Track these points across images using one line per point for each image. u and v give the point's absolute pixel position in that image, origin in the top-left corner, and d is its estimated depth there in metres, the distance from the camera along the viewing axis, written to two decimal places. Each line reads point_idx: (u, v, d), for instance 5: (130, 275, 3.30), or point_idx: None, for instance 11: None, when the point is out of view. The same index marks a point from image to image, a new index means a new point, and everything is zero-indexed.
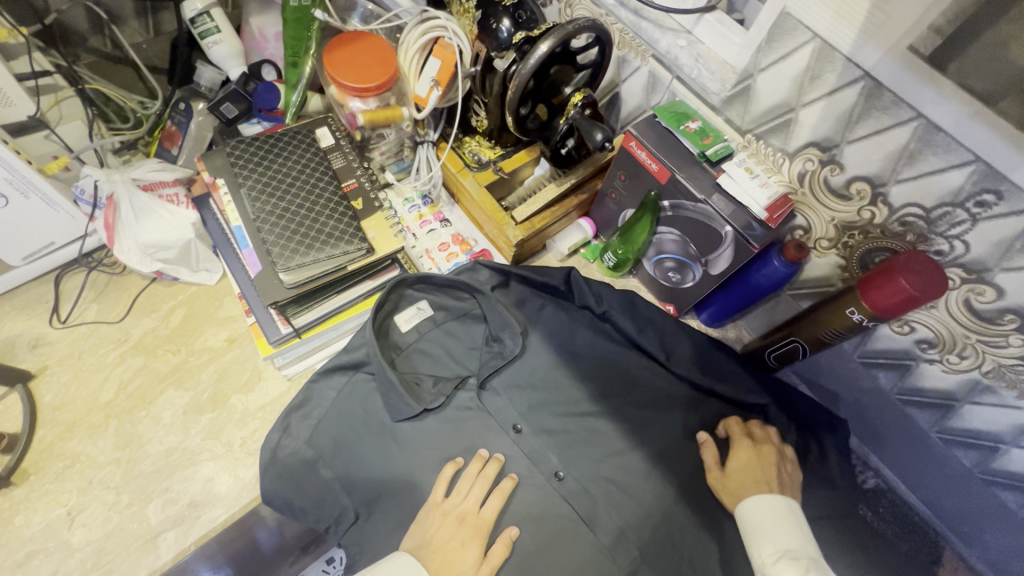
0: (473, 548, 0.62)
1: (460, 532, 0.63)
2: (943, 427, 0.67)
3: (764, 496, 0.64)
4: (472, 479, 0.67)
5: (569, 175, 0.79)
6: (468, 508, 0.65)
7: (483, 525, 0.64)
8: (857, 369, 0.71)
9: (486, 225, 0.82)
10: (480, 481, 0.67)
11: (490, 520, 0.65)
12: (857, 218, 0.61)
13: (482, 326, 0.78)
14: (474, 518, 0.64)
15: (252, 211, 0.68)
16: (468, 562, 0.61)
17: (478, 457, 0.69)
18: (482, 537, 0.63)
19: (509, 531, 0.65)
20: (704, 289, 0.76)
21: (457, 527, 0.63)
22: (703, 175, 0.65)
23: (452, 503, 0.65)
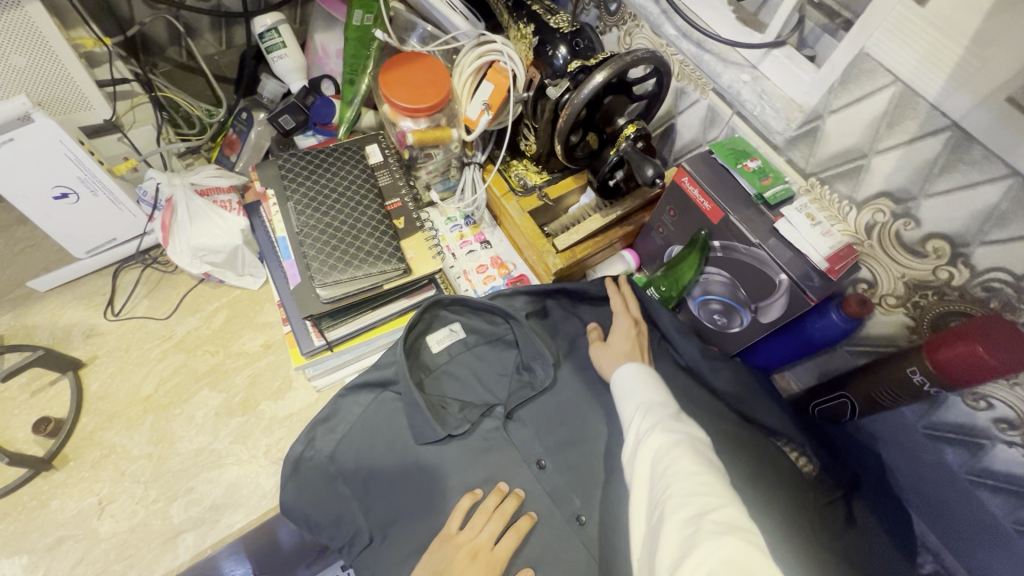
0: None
1: (472, 570, 0.60)
2: (1020, 518, 0.59)
3: (634, 368, 0.65)
4: (490, 512, 0.65)
5: (615, 206, 0.77)
6: (482, 543, 0.62)
7: (496, 564, 0.62)
8: (922, 442, 0.65)
9: (526, 250, 0.80)
10: (497, 516, 0.65)
11: (503, 558, 0.62)
12: (931, 277, 0.55)
13: (514, 352, 0.77)
14: (487, 555, 0.62)
15: (297, 224, 0.69)
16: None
17: (497, 491, 0.67)
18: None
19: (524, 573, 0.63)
20: (751, 335, 0.71)
21: (468, 563, 0.61)
22: (759, 218, 0.62)
23: (467, 536, 0.63)
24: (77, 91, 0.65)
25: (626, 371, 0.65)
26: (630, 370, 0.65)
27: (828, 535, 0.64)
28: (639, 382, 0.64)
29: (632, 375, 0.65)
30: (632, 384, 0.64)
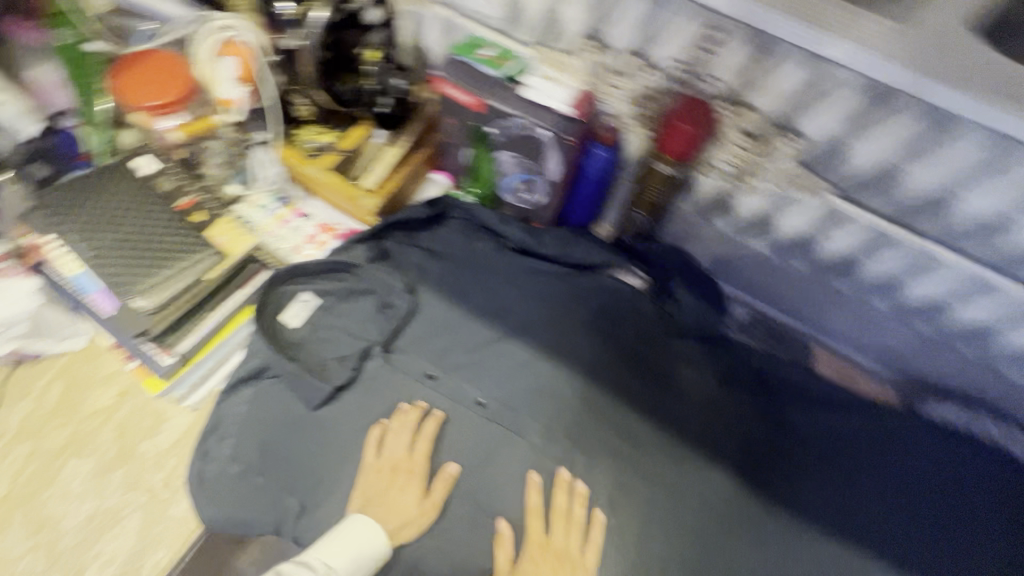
0: (411, 489, 0.68)
1: (397, 480, 0.68)
2: (774, 243, 0.76)
3: None
4: (405, 426, 0.72)
5: (403, 135, 0.84)
6: (400, 457, 0.70)
7: (416, 468, 0.70)
8: (699, 222, 0.81)
9: (343, 204, 0.84)
10: (407, 429, 0.72)
11: (422, 461, 0.70)
12: (641, 88, 0.68)
13: (370, 298, 0.81)
14: (406, 464, 0.69)
15: (89, 251, 0.67)
16: (410, 500, 0.68)
17: (401, 410, 0.73)
18: (418, 477, 0.69)
19: (449, 469, 0.71)
20: (554, 197, 0.82)
21: (393, 475, 0.69)
22: (508, 93, 0.71)
23: (387, 453, 0.70)
24: None
25: None
26: None
27: (659, 323, 0.82)
28: None
29: None
30: None
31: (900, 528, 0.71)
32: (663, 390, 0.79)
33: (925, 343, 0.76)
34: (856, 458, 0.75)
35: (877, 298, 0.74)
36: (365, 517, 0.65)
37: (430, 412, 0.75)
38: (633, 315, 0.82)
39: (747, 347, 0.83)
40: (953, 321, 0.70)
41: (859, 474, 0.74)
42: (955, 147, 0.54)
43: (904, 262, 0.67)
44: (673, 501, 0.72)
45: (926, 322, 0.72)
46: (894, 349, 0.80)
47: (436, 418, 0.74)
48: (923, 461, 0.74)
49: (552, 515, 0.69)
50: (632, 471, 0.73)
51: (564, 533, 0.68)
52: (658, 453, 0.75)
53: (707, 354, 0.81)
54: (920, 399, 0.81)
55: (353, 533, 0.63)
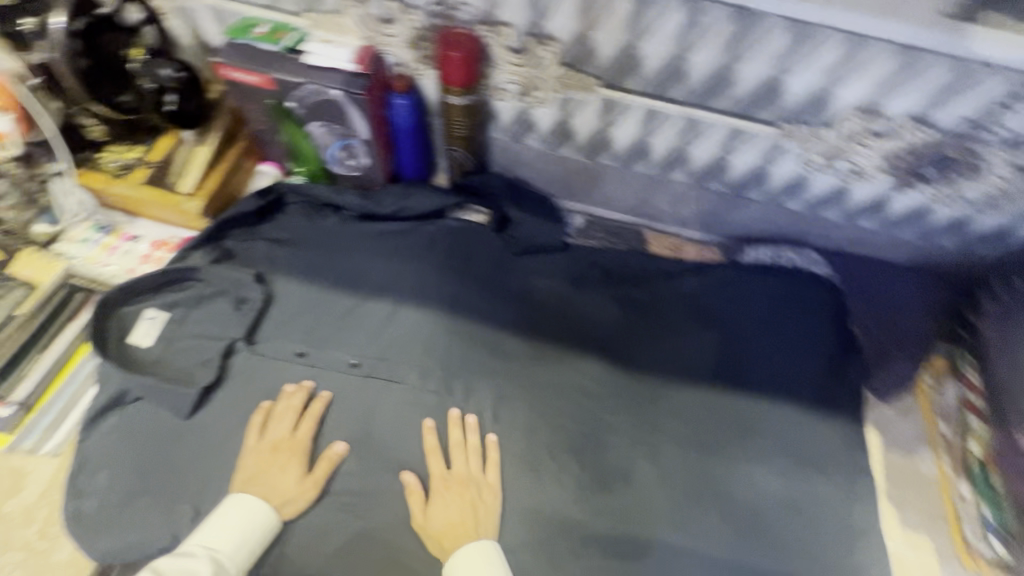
0: (293, 468, 0.70)
1: (278, 458, 0.70)
2: (579, 148, 0.84)
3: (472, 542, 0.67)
4: (288, 408, 0.74)
5: (211, 132, 0.83)
6: (281, 437, 0.72)
7: (297, 448, 0.71)
8: (515, 146, 0.88)
9: (169, 215, 0.83)
10: (289, 411, 0.74)
11: (304, 439, 0.72)
12: (412, 30, 0.73)
13: (221, 299, 0.80)
14: (286, 443, 0.71)
15: None
16: (292, 479, 0.69)
17: (283, 393, 0.75)
18: (299, 455, 0.71)
19: (336, 449, 0.72)
20: (376, 156, 0.85)
21: (274, 454, 0.71)
22: (290, 64, 0.73)
23: (269, 436, 0.72)
24: None
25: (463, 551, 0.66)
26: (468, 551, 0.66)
27: (507, 247, 0.88)
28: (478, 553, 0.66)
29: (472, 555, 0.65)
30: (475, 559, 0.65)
31: (729, 363, 0.83)
32: (523, 304, 0.86)
33: (724, 200, 0.87)
34: (687, 317, 0.86)
35: (675, 172, 0.84)
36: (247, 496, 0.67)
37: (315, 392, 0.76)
38: (481, 246, 0.88)
39: (590, 247, 0.91)
40: (734, 173, 0.81)
41: (690, 329, 0.86)
42: (665, 19, 0.63)
43: (677, 131, 0.77)
44: (549, 396, 0.79)
45: (717, 181, 0.84)
46: (707, 215, 0.91)
47: (319, 400, 0.75)
48: (737, 303, 0.87)
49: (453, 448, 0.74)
50: (508, 381, 0.79)
51: (465, 462, 0.73)
52: (529, 358, 0.82)
53: (553, 263, 0.88)
54: (740, 250, 0.92)
55: (236, 509, 0.66)
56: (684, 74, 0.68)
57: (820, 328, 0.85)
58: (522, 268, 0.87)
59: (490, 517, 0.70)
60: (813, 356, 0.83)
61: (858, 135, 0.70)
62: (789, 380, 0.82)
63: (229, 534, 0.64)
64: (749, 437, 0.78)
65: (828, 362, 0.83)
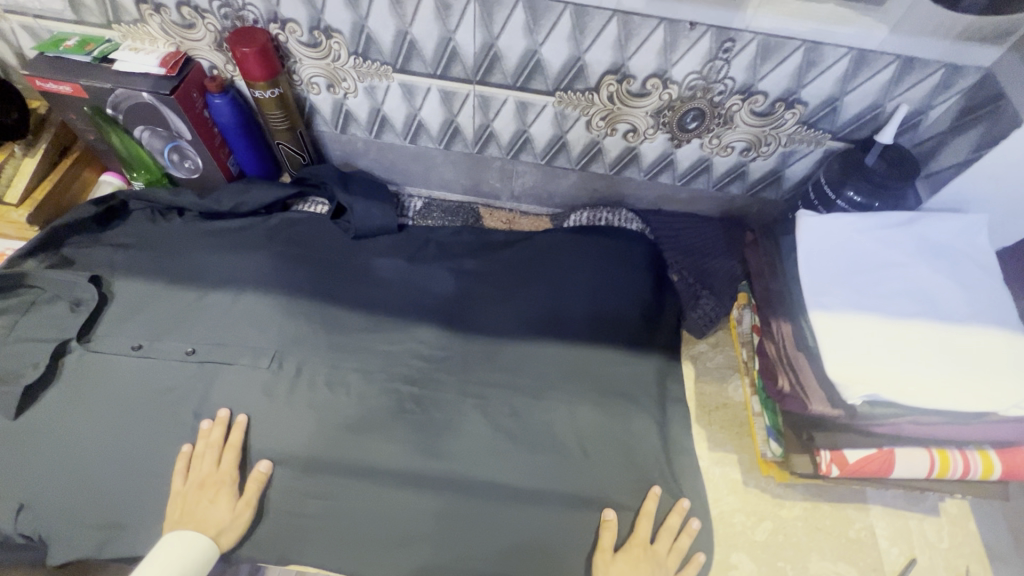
0: (224, 499, 0.70)
1: (205, 493, 0.70)
2: (401, 133, 0.91)
3: None
4: (209, 445, 0.74)
5: (38, 144, 0.87)
6: (206, 473, 0.71)
7: (225, 479, 0.71)
8: (344, 137, 0.94)
9: (1, 226, 0.86)
10: (214, 445, 0.74)
11: (231, 471, 0.72)
12: (214, 34, 0.79)
13: (56, 302, 0.83)
14: (214, 477, 0.71)
15: None
16: (222, 510, 0.69)
17: (206, 430, 0.75)
18: (228, 485, 0.71)
19: (261, 467, 0.74)
20: (207, 156, 0.89)
21: (201, 491, 0.70)
22: (99, 71, 0.78)
23: (192, 476, 0.71)
24: None
25: None
26: None
27: (343, 232, 0.93)
28: None
29: None
30: None
31: (557, 316, 0.89)
32: (362, 283, 0.90)
33: (543, 172, 0.95)
34: (519, 278, 0.92)
35: (490, 148, 0.92)
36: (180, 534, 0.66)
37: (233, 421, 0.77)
38: (320, 234, 0.93)
39: (428, 226, 0.98)
40: (539, 144, 0.89)
41: (521, 288, 0.92)
42: (420, 5, 0.70)
43: (474, 108, 0.84)
44: (384, 364, 0.84)
45: (527, 153, 0.91)
46: (534, 187, 0.99)
47: (238, 426, 0.76)
48: (564, 262, 0.93)
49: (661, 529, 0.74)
50: (344, 354, 0.84)
51: (667, 545, 0.73)
52: (367, 332, 0.87)
53: (390, 243, 0.94)
54: (566, 216, 1.01)
55: (175, 552, 0.64)
56: (456, 54, 0.76)
57: (639, 277, 0.92)
58: (362, 250, 0.93)
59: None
60: (633, 302, 0.90)
61: (620, 97, 0.79)
62: (612, 324, 0.88)
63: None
64: (573, 380, 0.84)
65: (647, 306, 0.90)
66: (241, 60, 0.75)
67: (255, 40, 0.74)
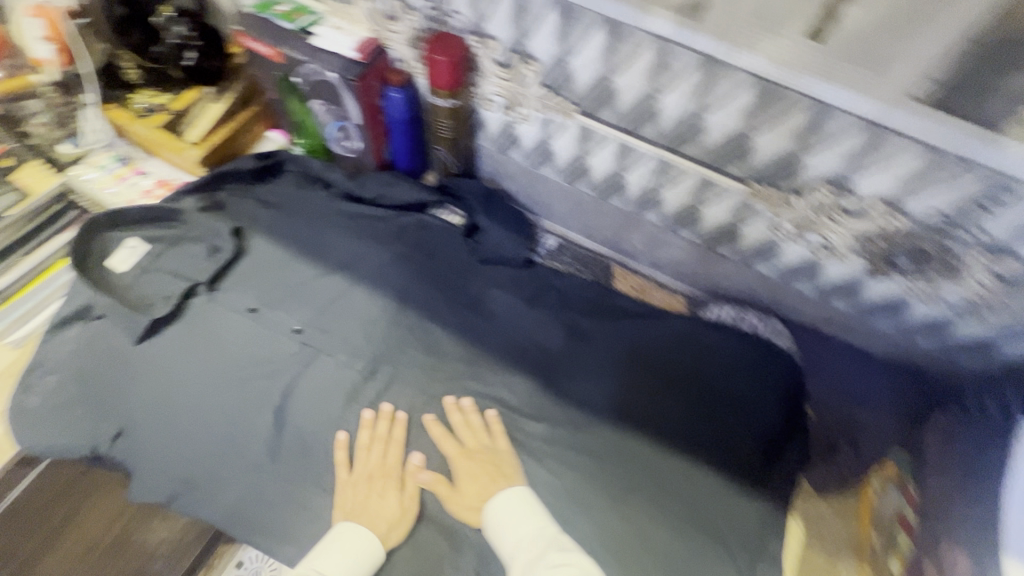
0: (391, 493, 0.71)
1: (375, 486, 0.71)
2: (560, 171, 0.85)
3: (501, 506, 0.70)
4: (376, 437, 0.75)
5: (226, 91, 0.92)
6: (374, 465, 0.73)
7: (391, 474, 0.73)
8: (500, 158, 0.90)
9: (174, 158, 0.91)
10: (377, 440, 0.75)
11: (394, 465, 0.73)
12: (413, 30, 0.77)
13: (198, 244, 0.86)
14: (381, 471, 0.73)
15: None
16: (391, 504, 0.70)
17: (366, 423, 0.75)
18: (393, 479, 0.72)
19: (415, 459, 0.74)
20: (368, 141, 0.89)
21: (370, 482, 0.72)
22: (300, 42, 0.79)
23: (361, 466, 0.73)
24: None
25: (494, 510, 0.69)
26: (502, 505, 0.69)
27: (470, 253, 0.90)
28: (518, 513, 0.69)
29: (508, 518, 0.68)
30: (516, 520, 0.68)
31: (666, 417, 0.79)
32: (473, 312, 0.86)
33: (698, 252, 0.85)
34: (637, 361, 0.83)
35: (648, 212, 0.83)
36: (355, 526, 0.67)
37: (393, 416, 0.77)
38: (448, 248, 0.90)
39: (554, 271, 0.91)
40: (706, 226, 0.79)
41: (635, 373, 0.82)
42: (635, 56, 0.63)
43: (650, 171, 0.76)
44: (471, 405, 0.80)
45: (688, 230, 0.82)
46: (680, 263, 0.89)
47: (400, 422, 0.76)
48: (692, 358, 0.82)
49: (459, 430, 0.77)
50: (436, 381, 0.81)
51: (469, 437, 0.76)
52: (464, 365, 0.83)
53: (512, 278, 0.89)
54: (707, 303, 0.90)
55: (340, 546, 0.66)
56: (653, 114, 0.68)
57: (773, 404, 0.79)
58: (483, 277, 0.89)
59: (501, 475, 0.74)
60: (757, 432, 0.77)
61: (826, 209, 0.66)
62: (725, 448, 0.77)
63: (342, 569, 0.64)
64: (663, 497, 0.74)
65: (770, 441, 0.77)
66: (433, 63, 0.72)
67: (455, 49, 0.72)
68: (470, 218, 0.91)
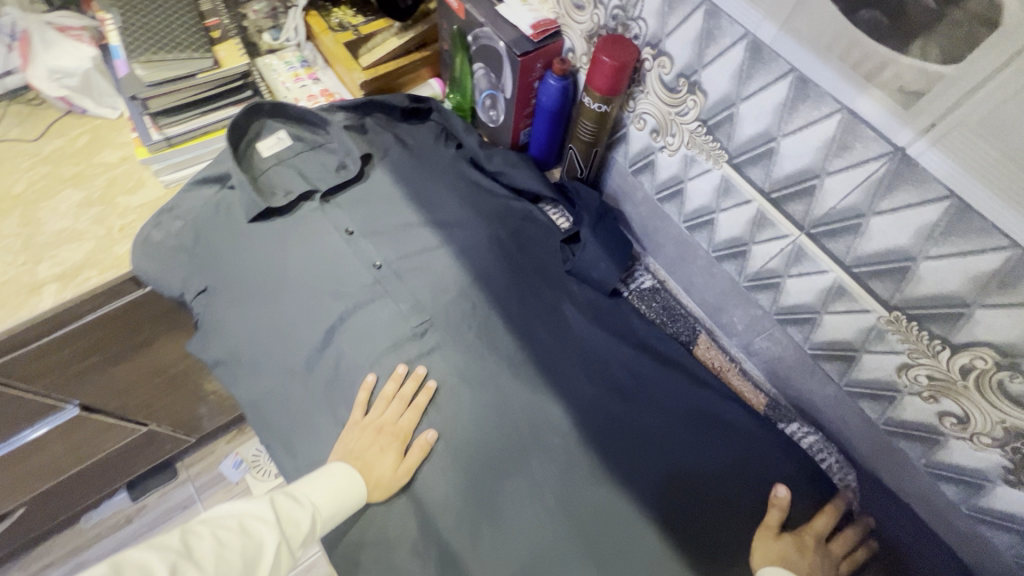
0: (391, 454, 0.72)
1: (380, 439, 0.72)
2: (685, 214, 0.78)
3: None
4: (400, 396, 0.76)
5: (409, 31, 0.97)
6: (386, 420, 0.74)
7: (399, 434, 0.73)
8: (630, 180, 0.85)
9: (344, 76, 0.98)
10: (398, 398, 0.76)
11: (404, 429, 0.74)
12: (593, 24, 0.73)
13: (332, 156, 0.94)
14: (391, 428, 0.73)
15: (119, 23, 0.83)
16: (386, 465, 0.71)
17: (395, 377, 0.77)
18: (398, 442, 0.73)
19: (426, 436, 0.74)
20: (511, 119, 0.89)
21: (376, 436, 0.73)
22: (486, 5, 0.80)
23: (374, 417, 0.74)
24: None
25: None
26: None
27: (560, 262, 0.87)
28: None
29: None
30: None
31: (680, 513, 0.70)
32: (539, 317, 0.84)
33: (801, 358, 0.74)
34: (678, 441, 0.74)
35: (762, 293, 0.74)
36: (346, 470, 0.70)
37: (425, 381, 0.78)
38: (541, 247, 0.88)
39: (635, 312, 0.86)
40: (822, 334, 0.68)
41: (700, 458, 0.73)
42: (812, 124, 0.54)
43: (781, 252, 0.67)
44: (496, 405, 0.77)
45: (799, 329, 0.71)
46: (776, 359, 0.79)
47: (427, 390, 0.77)
48: (737, 467, 0.72)
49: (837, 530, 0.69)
50: (474, 366, 0.80)
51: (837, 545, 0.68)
52: (507, 363, 0.80)
53: (590, 300, 0.85)
54: (788, 420, 0.77)
55: (328, 481, 0.68)
56: (810, 194, 0.59)
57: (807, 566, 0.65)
58: (562, 288, 0.86)
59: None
60: None
61: (981, 381, 0.54)
62: None
63: (324, 496, 0.67)
64: None
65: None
66: (596, 57, 0.68)
67: (624, 52, 0.67)
68: (576, 227, 0.88)
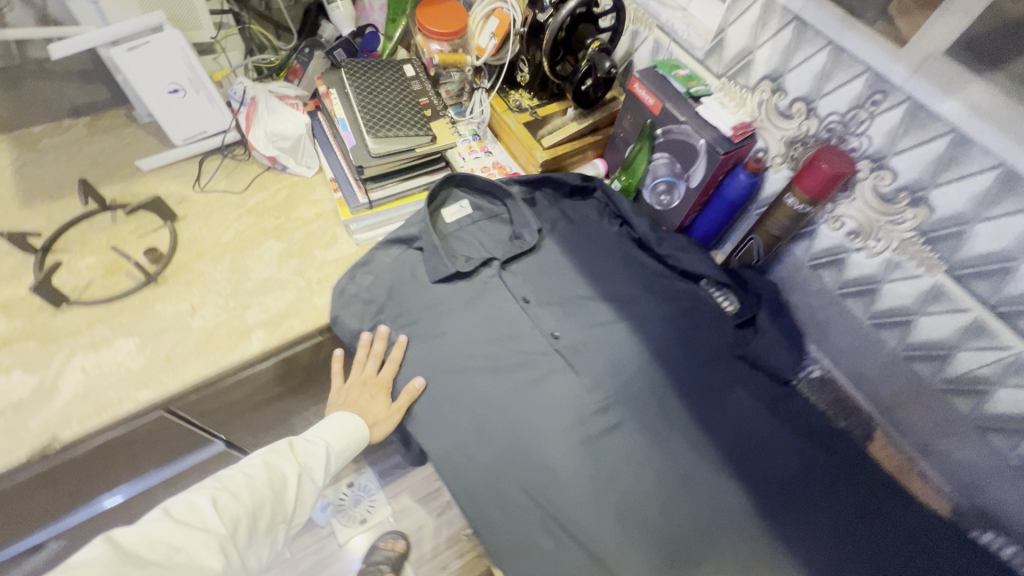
0: (380, 400, 0.85)
1: (365, 390, 0.85)
2: (873, 312, 0.81)
3: None
4: (368, 353, 0.87)
5: (588, 117, 1.05)
6: (368, 374, 0.86)
7: (381, 384, 0.85)
8: (808, 273, 0.89)
9: (519, 153, 1.07)
10: (372, 353, 0.86)
11: (385, 378, 0.85)
12: (800, 132, 0.80)
13: (508, 228, 1.00)
14: (372, 380, 0.85)
15: (359, 104, 0.95)
16: (379, 406, 0.84)
17: (364, 344, 0.86)
18: (383, 390, 0.85)
19: (413, 386, 0.84)
20: (687, 206, 0.94)
21: (363, 387, 0.85)
22: (685, 104, 0.87)
23: (356, 374, 0.87)
24: (194, 16, 0.95)
25: None
26: None
27: (733, 348, 0.89)
28: None
29: None
30: None
31: None
32: (718, 400, 0.85)
33: (1003, 468, 0.74)
34: (871, 542, 0.74)
35: (962, 397, 0.75)
36: (344, 414, 0.83)
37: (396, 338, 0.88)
38: (713, 329, 0.91)
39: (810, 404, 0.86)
40: None
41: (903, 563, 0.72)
42: None
43: (999, 363, 0.69)
44: (683, 487, 0.78)
45: (1006, 438, 0.72)
46: (965, 466, 0.78)
47: (399, 344, 0.87)
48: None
49: None
50: (658, 444, 0.81)
51: None
52: (690, 445, 0.82)
53: (765, 388, 0.86)
54: (980, 528, 0.79)
55: (330, 421, 0.83)
56: None
57: None
58: (738, 372, 0.87)
59: None
60: None
61: None
62: None
63: (328, 434, 0.81)
64: None
65: None
66: (809, 165, 0.75)
67: (841, 164, 0.73)
68: (751, 314, 0.90)
